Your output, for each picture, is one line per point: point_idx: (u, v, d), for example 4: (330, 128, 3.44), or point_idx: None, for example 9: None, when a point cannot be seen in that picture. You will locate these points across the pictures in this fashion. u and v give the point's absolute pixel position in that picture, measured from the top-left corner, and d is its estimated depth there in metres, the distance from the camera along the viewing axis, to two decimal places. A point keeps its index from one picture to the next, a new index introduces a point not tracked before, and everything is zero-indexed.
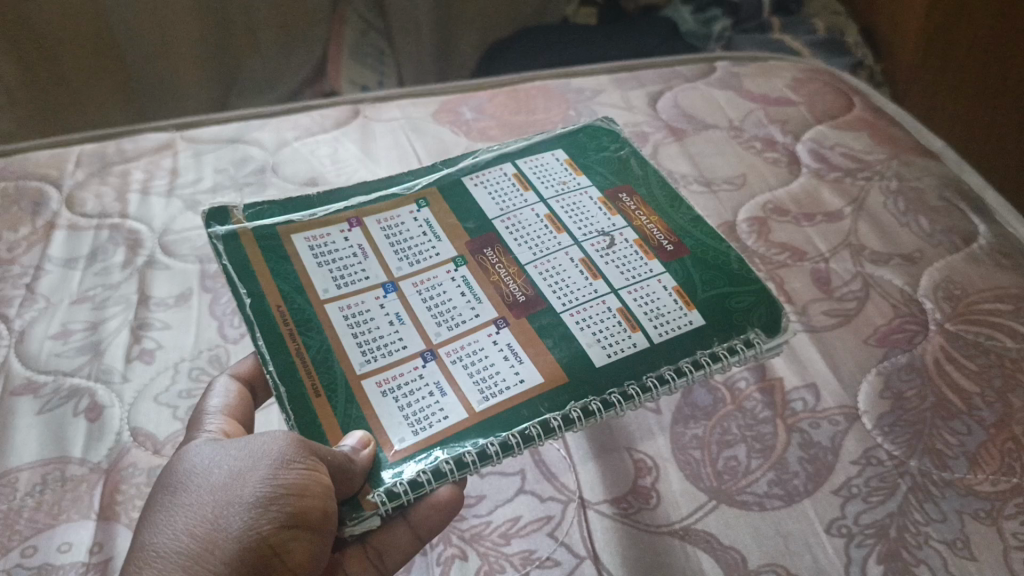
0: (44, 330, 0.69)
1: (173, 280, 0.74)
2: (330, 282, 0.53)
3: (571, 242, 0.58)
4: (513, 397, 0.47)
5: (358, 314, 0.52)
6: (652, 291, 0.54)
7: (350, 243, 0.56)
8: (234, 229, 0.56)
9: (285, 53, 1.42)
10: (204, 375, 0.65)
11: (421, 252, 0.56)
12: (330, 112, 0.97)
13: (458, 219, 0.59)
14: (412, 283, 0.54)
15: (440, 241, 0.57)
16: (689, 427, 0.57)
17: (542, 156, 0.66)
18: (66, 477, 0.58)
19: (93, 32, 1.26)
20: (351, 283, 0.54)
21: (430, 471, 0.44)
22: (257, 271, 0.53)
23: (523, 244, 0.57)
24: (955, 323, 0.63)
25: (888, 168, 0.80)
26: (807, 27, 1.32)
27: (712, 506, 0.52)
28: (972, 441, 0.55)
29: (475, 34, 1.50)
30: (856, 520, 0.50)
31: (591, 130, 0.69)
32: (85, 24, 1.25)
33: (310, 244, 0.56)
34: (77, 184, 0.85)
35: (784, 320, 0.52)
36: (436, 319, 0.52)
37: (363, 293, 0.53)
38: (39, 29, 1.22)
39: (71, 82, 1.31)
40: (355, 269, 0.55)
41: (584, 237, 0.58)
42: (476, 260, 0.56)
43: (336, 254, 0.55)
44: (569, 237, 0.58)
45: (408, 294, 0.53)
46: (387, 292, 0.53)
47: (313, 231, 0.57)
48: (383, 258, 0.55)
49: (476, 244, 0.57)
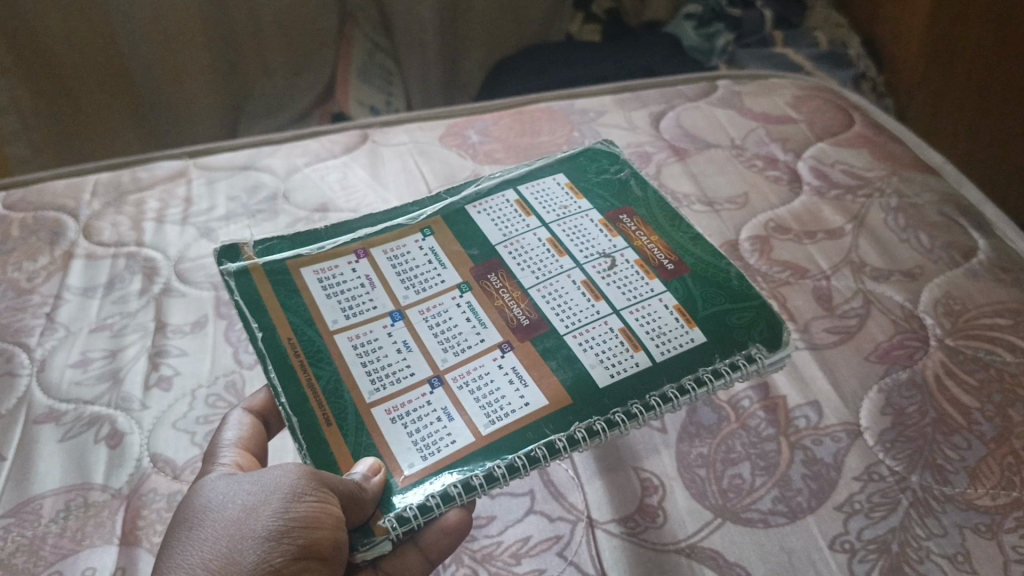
0: (64, 359, 0.71)
1: (189, 307, 0.76)
2: (339, 313, 0.55)
3: (572, 264, 0.59)
4: (521, 418, 0.49)
5: (367, 344, 0.53)
6: (652, 311, 0.55)
7: (358, 273, 0.58)
8: (245, 264, 0.58)
9: (295, 77, 1.46)
10: (221, 401, 0.67)
11: (427, 280, 0.58)
12: (340, 137, 0.99)
13: (462, 247, 0.60)
14: (418, 311, 0.55)
15: (445, 269, 0.59)
16: (694, 445, 0.58)
17: (543, 181, 0.68)
18: (89, 503, 0.60)
19: (104, 54, 1.30)
20: (360, 313, 0.55)
21: (439, 495, 0.45)
22: (268, 303, 0.55)
23: (526, 269, 0.59)
24: (955, 337, 0.64)
25: (887, 185, 0.81)
26: (809, 40, 1.35)
27: (717, 524, 0.53)
28: (972, 456, 0.56)
29: (481, 52, 1.53)
30: (858, 536, 0.52)
31: (591, 153, 0.71)
32: (97, 46, 1.29)
33: (319, 277, 0.58)
34: (93, 214, 0.87)
35: (784, 335, 0.54)
36: (443, 345, 0.53)
37: (371, 322, 0.55)
38: (52, 52, 1.26)
39: (82, 105, 1.34)
40: (363, 299, 0.56)
41: (585, 259, 0.60)
42: (480, 286, 0.57)
43: (344, 285, 0.57)
44: (570, 260, 0.60)
45: (414, 321, 0.55)
46: (395, 320, 0.55)
47: (321, 264, 0.59)
48: (390, 288, 0.57)
49: (480, 270, 0.59)
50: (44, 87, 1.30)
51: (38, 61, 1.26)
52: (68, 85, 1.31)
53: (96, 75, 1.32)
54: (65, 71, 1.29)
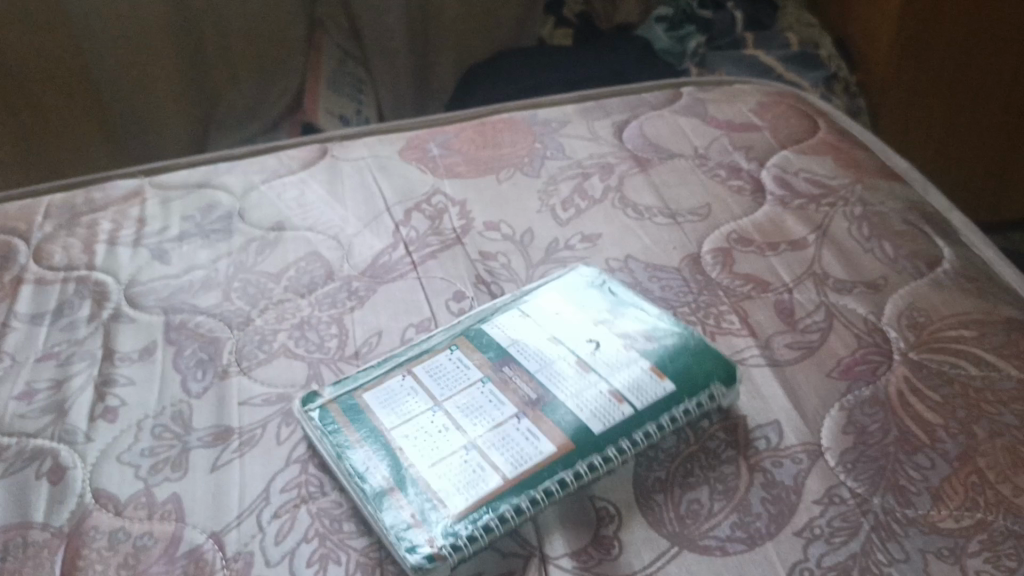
0: (8, 392, 0.67)
1: (139, 334, 0.72)
2: (394, 416, 0.58)
3: (569, 351, 0.62)
4: (538, 464, 0.54)
5: (416, 431, 0.57)
6: (627, 374, 0.59)
7: (405, 383, 0.61)
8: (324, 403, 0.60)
9: (265, 88, 1.56)
10: (167, 432, 0.62)
11: (455, 379, 0.61)
12: (300, 152, 0.97)
13: (481, 351, 0.63)
14: (454, 402, 0.59)
15: (469, 369, 0.61)
16: (652, 470, 0.56)
17: (541, 300, 0.68)
18: (27, 544, 0.55)
19: (78, 80, 1.43)
20: (409, 411, 0.58)
21: (482, 527, 0.50)
22: (340, 423, 0.58)
23: (532, 359, 0.62)
24: (919, 351, 0.63)
25: (852, 193, 0.79)
26: (780, 43, 1.37)
27: (673, 552, 0.51)
28: (936, 476, 0.54)
29: (451, 55, 1.58)
30: (819, 563, 0.50)
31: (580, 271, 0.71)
32: (70, 73, 1.42)
33: (377, 397, 0.60)
34: (45, 236, 0.85)
35: (738, 374, 0.60)
36: (472, 419, 0.57)
37: (415, 417, 0.58)
38: (24, 78, 1.40)
39: (59, 130, 1.47)
40: (409, 402, 0.59)
41: (577, 346, 0.62)
42: (499, 376, 0.60)
43: (393, 397, 0.60)
44: (568, 348, 0.62)
45: (452, 410, 0.58)
46: (435, 411, 0.58)
47: (376, 388, 0.61)
48: (428, 390, 0.60)
49: (497, 364, 0.62)
50: (20, 113, 1.43)
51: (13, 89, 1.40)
52: (43, 111, 1.44)
53: (73, 100, 1.45)
54: (33, 79, 1.41)
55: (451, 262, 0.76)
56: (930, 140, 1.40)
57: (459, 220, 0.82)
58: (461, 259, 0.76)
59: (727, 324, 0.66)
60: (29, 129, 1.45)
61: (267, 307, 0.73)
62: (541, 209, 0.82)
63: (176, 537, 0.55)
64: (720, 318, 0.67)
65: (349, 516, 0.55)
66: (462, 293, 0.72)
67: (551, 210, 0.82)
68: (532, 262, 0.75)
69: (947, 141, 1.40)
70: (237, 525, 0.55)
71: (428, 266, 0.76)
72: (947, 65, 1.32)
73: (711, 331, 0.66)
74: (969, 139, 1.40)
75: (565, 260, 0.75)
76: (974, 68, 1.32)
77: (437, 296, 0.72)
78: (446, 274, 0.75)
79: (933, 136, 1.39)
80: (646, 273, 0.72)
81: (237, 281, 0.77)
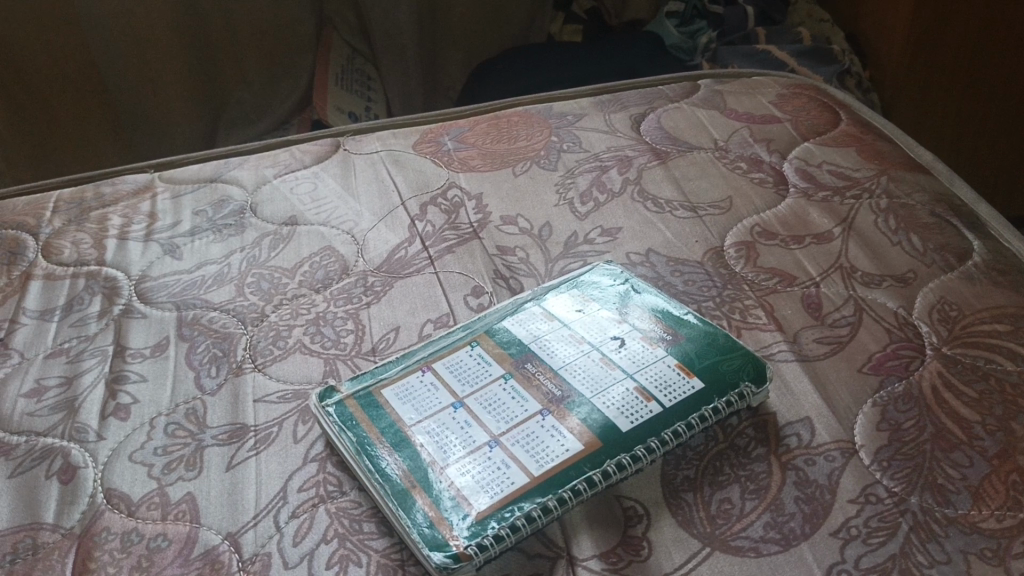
0: (17, 388, 0.66)
1: (150, 330, 0.70)
2: (414, 412, 0.57)
3: (593, 348, 0.60)
4: (564, 462, 0.52)
5: (436, 430, 0.55)
6: (655, 371, 0.57)
7: (425, 381, 0.59)
8: (342, 398, 0.59)
9: (274, 83, 1.55)
10: (181, 430, 0.61)
11: (475, 375, 0.59)
12: (311, 146, 0.96)
13: (502, 346, 0.61)
14: (477, 399, 0.57)
15: (490, 365, 0.60)
16: (680, 468, 0.54)
17: (561, 297, 0.66)
18: (38, 545, 0.54)
19: (81, 70, 1.43)
20: (428, 408, 0.57)
21: (507, 525, 0.49)
22: (358, 420, 0.57)
23: (555, 355, 0.60)
24: (952, 346, 0.61)
25: (877, 184, 0.78)
26: (793, 37, 1.36)
27: (705, 553, 0.49)
28: (974, 474, 0.52)
29: (462, 51, 1.59)
30: (856, 564, 0.48)
31: (602, 267, 0.69)
32: (72, 63, 1.41)
33: (397, 394, 0.58)
34: (53, 232, 0.83)
35: (767, 371, 0.58)
36: (495, 417, 0.55)
37: (436, 414, 0.56)
38: (26, 66, 1.39)
39: (61, 121, 1.46)
40: (427, 398, 0.58)
41: (601, 342, 0.61)
42: (521, 373, 0.59)
43: (412, 394, 0.58)
44: (590, 344, 0.61)
45: (475, 408, 0.56)
46: (457, 409, 0.56)
47: (395, 385, 0.59)
48: (448, 385, 0.58)
49: (519, 361, 0.60)
50: (22, 103, 1.43)
51: (15, 77, 1.40)
52: (46, 101, 1.44)
53: (76, 90, 1.44)
54: (35, 68, 1.40)
55: (468, 257, 0.75)
56: (944, 135, 1.38)
57: (475, 214, 0.80)
58: (478, 254, 0.75)
59: (754, 319, 0.65)
60: (30, 117, 1.44)
61: (281, 303, 0.72)
62: (559, 203, 0.80)
63: (191, 538, 0.53)
64: (746, 313, 0.65)
65: (369, 516, 0.53)
66: (480, 289, 0.71)
67: (569, 203, 0.80)
68: (551, 256, 0.74)
69: (962, 136, 1.38)
70: (254, 526, 0.53)
71: (444, 261, 0.74)
72: (963, 57, 1.30)
73: (737, 326, 0.64)
74: (986, 134, 1.38)
75: (584, 254, 0.73)
76: (988, 62, 1.30)
77: (454, 292, 0.71)
78: (464, 268, 0.73)
79: (948, 131, 1.37)
80: (668, 267, 0.70)
81: (251, 276, 0.76)
